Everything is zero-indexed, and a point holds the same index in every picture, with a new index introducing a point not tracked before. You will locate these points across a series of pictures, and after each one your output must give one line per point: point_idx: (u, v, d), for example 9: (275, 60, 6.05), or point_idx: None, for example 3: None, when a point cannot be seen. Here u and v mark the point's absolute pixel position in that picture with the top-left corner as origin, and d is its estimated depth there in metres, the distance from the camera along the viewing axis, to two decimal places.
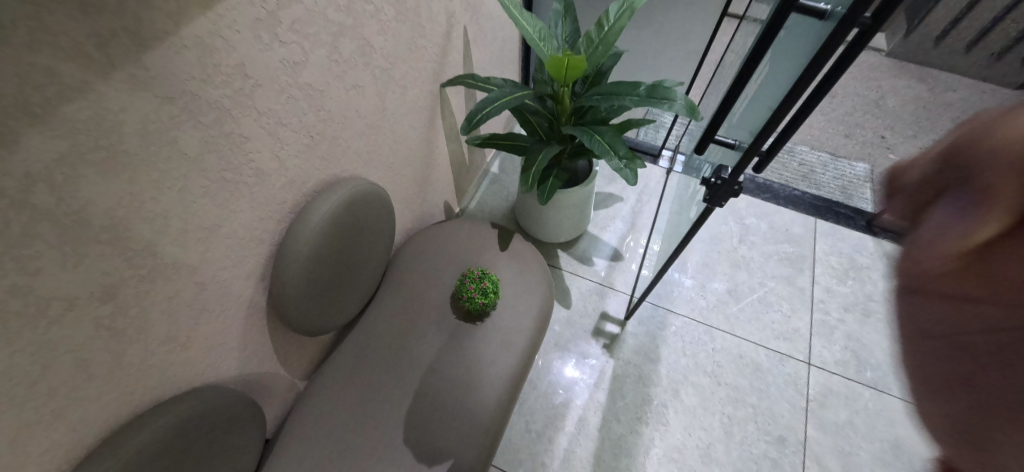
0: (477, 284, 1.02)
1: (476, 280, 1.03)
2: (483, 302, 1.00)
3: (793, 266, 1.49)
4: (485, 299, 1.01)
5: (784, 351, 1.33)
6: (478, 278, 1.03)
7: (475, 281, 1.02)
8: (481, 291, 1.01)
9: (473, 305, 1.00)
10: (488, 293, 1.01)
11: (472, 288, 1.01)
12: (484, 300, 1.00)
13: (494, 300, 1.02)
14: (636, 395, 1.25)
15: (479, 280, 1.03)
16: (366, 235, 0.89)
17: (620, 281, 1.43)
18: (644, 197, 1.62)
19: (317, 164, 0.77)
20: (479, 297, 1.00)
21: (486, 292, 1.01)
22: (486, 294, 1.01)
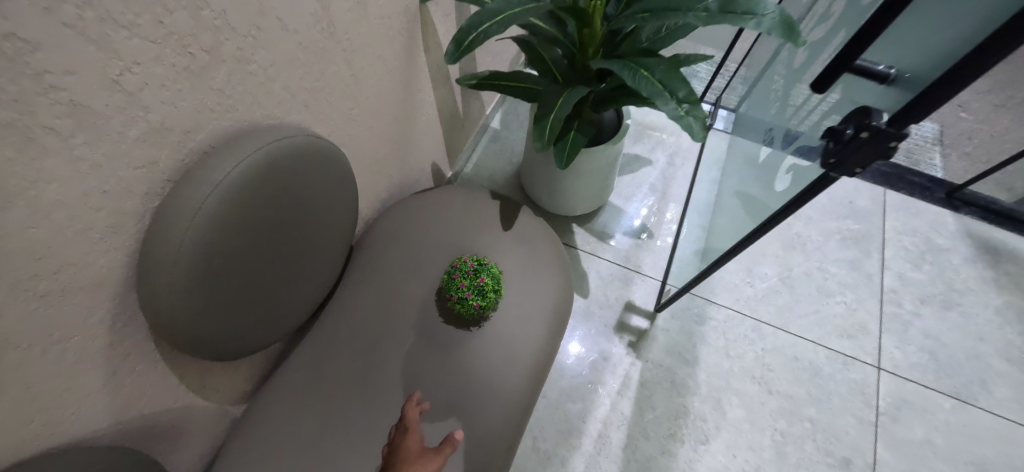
0: (473, 280, 0.74)
1: (470, 273, 0.75)
2: (480, 305, 0.74)
3: (858, 247, 1.22)
4: (483, 301, 0.74)
5: (849, 352, 1.09)
6: (473, 271, 0.76)
7: (469, 276, 0.75)
8: (477, 291, 0.74)
9: (466, 308, 0.74)
10: (486, 293, 0.74)
11: (464, 285, 0.74)
12: (481, 303, 0.73)
13: (494, 301, 0.76)
14: (669, 407, 1.01)
15: (475, 274, 0.75)
16: (309, 211, 0.61)
17: (648, 263, 1.17)
18: (677, 160, 1.33)
19: (214, 102, 0.48)
20: (474, 299, 0.73)
21: (484, 292, 0.74)
22: (484, 295, 0.74)
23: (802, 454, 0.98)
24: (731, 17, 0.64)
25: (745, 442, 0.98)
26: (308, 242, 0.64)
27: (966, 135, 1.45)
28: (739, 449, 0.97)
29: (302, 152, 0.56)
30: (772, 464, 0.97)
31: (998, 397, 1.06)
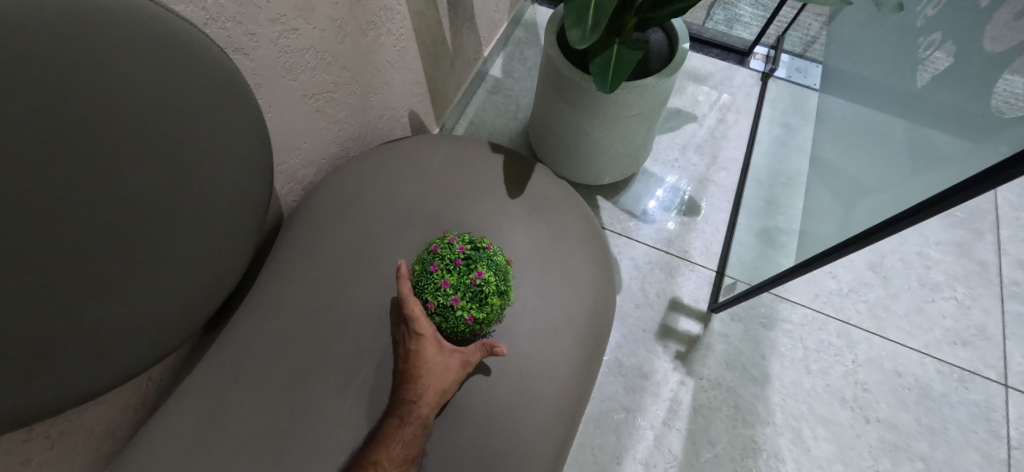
0: (463, 278, 0.44)
1: (460, 265, 0.45)
2: (477, 320, 0.44)
3: (966, 226, 0.94)
4: (480, 313, 0.44)
5: (965, 364, 0.82)
6: (464, 261, 0.45)
7: (458, 270, 0.44)
8: (471, 296, 0.44)
9: (453, 325, 0.45)
10: (486, 300, 0.44)
11: (450, 287, 0.44)
12: (478, 317, 0.44)
13: (499, 310, 0.46)
14: (734, 442, 0.74)
15: (468, 267, 0.45)
16: (100, 139, 0.32)
17: (697, 248, 0.89)
18: (728, 115, 1.04)
19: None
20: (466, 311, 0.44)
21: (483, 298, 0.44)
22: (482, 303, 0.44)
23: None
24: None
25: None
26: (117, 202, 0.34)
27: None
28: None
29: None
30: None
31: None
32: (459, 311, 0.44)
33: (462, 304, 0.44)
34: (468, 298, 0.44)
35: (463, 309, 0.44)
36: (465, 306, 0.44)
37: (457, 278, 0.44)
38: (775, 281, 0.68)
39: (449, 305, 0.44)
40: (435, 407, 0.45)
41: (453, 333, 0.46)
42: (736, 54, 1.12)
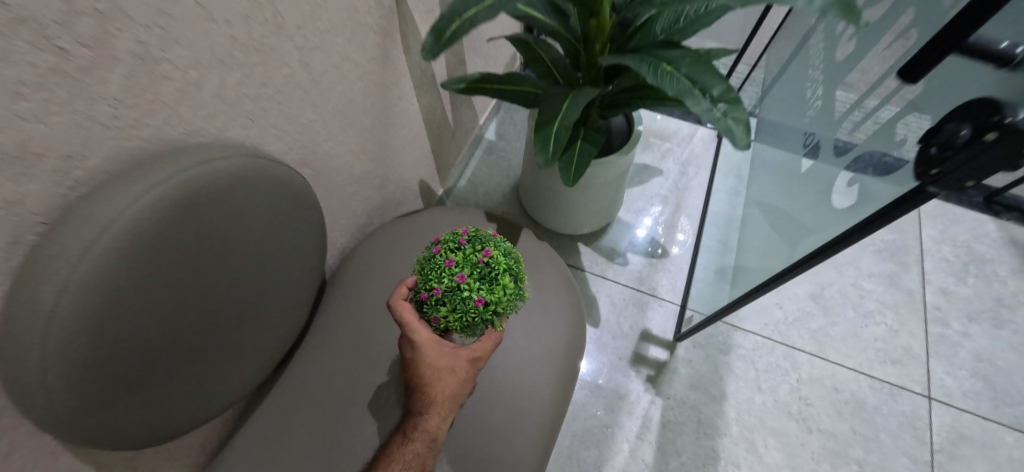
0: (469, 257, 0.43)
1: (464, 248, 0.44)
2: (486, 302, 0.42)
3: (895, 260, 1.10)
4: (490, 294, 0.42)
5: (894, 380, 0.96)
6: (469, 244, 0.45)
7: (467, 254, 0.44)
8: (477, 276, 0.42)
9: (462, 311, 0.41)
10: (496, 281, 0.43)
11: (453, 267, 0.42)
12: (488, 297, 0.42)
13: (510, 301, 0.44)
14: (697, 452, 0.88)
15: (474, 247, 0.44)
16: (245, 253, 0.48)
17: (665, 285, 1.05)
18: (690, 168, 1.21)
19: (109, 119, 0.35)
20: (476, 290, 0.41)
21: (490, 278, 0.43)
22: (492, 282, 0.42)
23: None
24: None
25: None
26: (248, 287, 0.50)
27: None
28: None
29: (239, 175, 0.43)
30: None
31: None
32: (466, 290, 0.41)
33: (467, 281, 0.42)
34: (473, 277, 0.42)
35: (470, 288, 0.41)
36: (470, 284, 0.42)
37: (461, 258, 0.43)
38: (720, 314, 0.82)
39: (453, 289, 0.42)
40: (451, 401, 0.49)
41: (460, 329, 0.43)
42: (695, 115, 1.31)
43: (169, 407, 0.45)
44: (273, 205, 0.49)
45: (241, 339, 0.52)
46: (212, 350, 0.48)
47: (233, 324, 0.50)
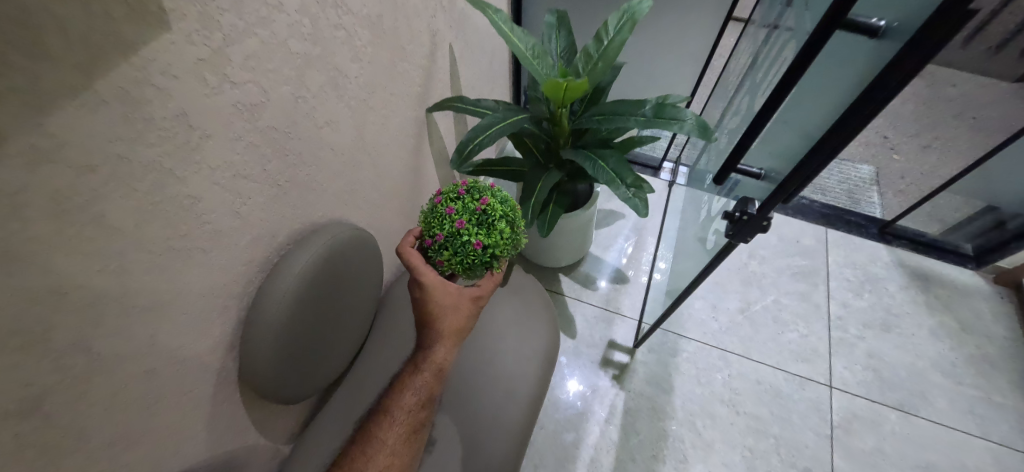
0: (468, 208, 0.60)
1: (465, 201, 0.61)
2: (484, 244, 0.58)
3: (807, 281, 1.41)
4: (487, 238, 0.59)
5: (804, 374, 1.25)
6: (468, 198, 0.61)
7: (466, 206, 0.60)
8: (474, 223, 0.59)
9: (467, 249, 0.58)
10: (490, 230, 0.59)
11: (455, 216, 0.59)
12: (484, 241, 0.58)
13: (503, 244, 0.60)
14: (652, 431, 1.17)
15: (472, 201, 0.61)
16: (351, 288, 0.79)
17: (627, 305, 1.36)
18: (647, 212, 1.54)
19: (289, 215, 0.67)
20: (476, 237, 0.58)
21: (485, 225, 0.60)
22: (487, 229, 0.59)
23: (769, 468, 1.12)
24: (661, 121, 0.87)
25: (719, 460, 1.13)
26: (350, 308, 0.81)
27: (898, 176, 1.74)
28: (715, 467, 1.12)
29: (352, 242, 0.76)
30: None
31: (938, 406, 1.22)
32: (466, 236, 0.58)
33: (467, 227, 0.58)
34: (471, 224, 0.59)
35: (470, 234, 0.58)
36: (470, 230, 0.58)
37: (462, 210, 0.60)
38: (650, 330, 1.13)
39: (457, 235, 0.59)
40: (456, 328, 0.64)
41: (463, 267, 0.60)
42: (651, 168, 1.65)
43: (308, 381, 0.76)
44: (366, 257, 0.81)
45: (342, 342, 0.83)
46: (330, 347, 0.79)
47: (341, 332, 0.81)
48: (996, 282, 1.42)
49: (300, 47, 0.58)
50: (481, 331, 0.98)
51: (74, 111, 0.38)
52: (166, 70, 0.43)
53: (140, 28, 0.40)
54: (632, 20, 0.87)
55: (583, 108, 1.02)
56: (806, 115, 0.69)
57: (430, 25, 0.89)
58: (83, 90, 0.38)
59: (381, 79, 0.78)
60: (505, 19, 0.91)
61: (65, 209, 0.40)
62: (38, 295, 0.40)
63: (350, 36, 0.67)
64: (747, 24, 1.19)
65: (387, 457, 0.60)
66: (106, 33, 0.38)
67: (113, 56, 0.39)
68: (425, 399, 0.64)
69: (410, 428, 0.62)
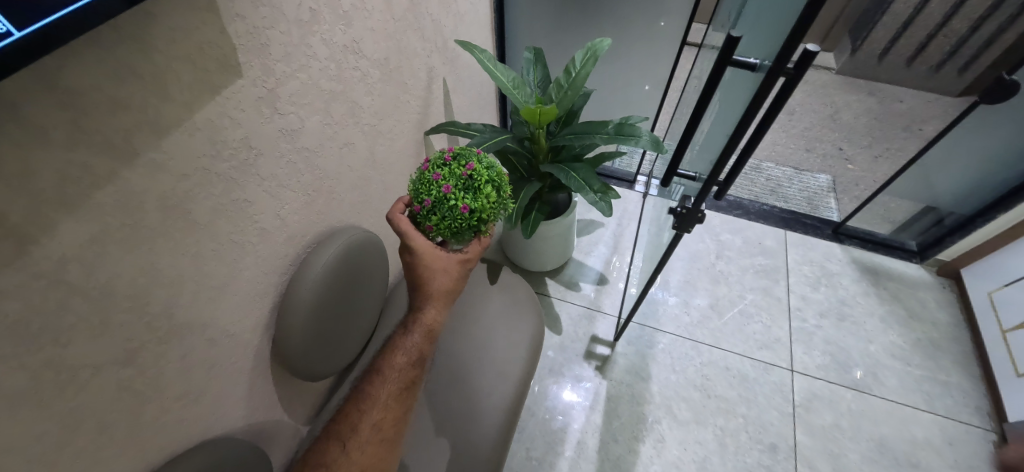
0: (454, 176, 0.71)
1: (451, 169, 0.72)
2: (469, 209, 0.70)
3: (769, 278, 1.59)
4: (471, 203, 0.71)
5: (768, 360, 1.40)
6: (455, 166, 0.73)
7: (452, 175, 0.72)
8: (461, 190, 0.71)
9: (453, 214, 0.70)
10: (474, 195, 0.71)
11: (444, 183, 0.71)
12: (469, 204, 0.70)
13: (485, 206, 0.72)
14: (632, 414, 1.30)
15: (457, 169, 0.72)
16: (365, 281, 0.94)
17: (607, 303, 1.51)
18: (624, 221, 1.71)
19: (314, 219, 0.83)
20: (461, 203, 0.70)
21: (470, 190, 0.71)
22: (471, 194, 0.71)
23: (738, 443, 1.25)
24: (622, 137, 1.05)
25: (693, 438, 1.26)
26: (363, 300, 0.95)
27: (852, 183, 1.91)
28: (688, 444, 1.25)
29: (365, 243, 0.91)
30: (715, 453, 1.24)
31: (888, 385, 1.35)
32: (453, 201, 0.70)
33: (454, 193, 0.70)
34: (458, 191, 0.71)
35: (456, 199, 0.70)
36: (457, 196, 0.70)
37: (449, 177, 0.72)
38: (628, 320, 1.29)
39: (445, 200, 0.70)
40: (444, 288, 0.80)
41: (450, 231, 0.72)
42: (627, 182, 1.83)
43: (329, 360, 0.89)
44: (377, 256, 0.96)
45: (356, 329, 0.96)
46: (347, 333, 0.92)
47: (355, 320, 0.95)
48: (939, 274, 1.57)
49: (327, 86, 0.76)
50: (474, 322, 1.13)
51: (181, 135, 0.54)
52: (237, 106, 0.60)
53: (225, 78, 0.57)
54: (594, 56, 1.05)
55: (558, 128, 1.19)
56: (716, 128, 0.86)
57: (427, 63, 1.06)
58: (185, 120, 0.54)
59: (388, 109, 0.96)
60: (489, 57, 1.09)
61: (168, 205, 0.55)
62: (144, 269, 0.54)
63: (364, 76, 0.85)
64: (699, 50, 1.37)
65: (385, 401, 0.77)
66: (204, 81, 0.55)
67: (203, 95, 0.55)
68: (418, 352, 0.80)
69: (405, 378, 0.79)
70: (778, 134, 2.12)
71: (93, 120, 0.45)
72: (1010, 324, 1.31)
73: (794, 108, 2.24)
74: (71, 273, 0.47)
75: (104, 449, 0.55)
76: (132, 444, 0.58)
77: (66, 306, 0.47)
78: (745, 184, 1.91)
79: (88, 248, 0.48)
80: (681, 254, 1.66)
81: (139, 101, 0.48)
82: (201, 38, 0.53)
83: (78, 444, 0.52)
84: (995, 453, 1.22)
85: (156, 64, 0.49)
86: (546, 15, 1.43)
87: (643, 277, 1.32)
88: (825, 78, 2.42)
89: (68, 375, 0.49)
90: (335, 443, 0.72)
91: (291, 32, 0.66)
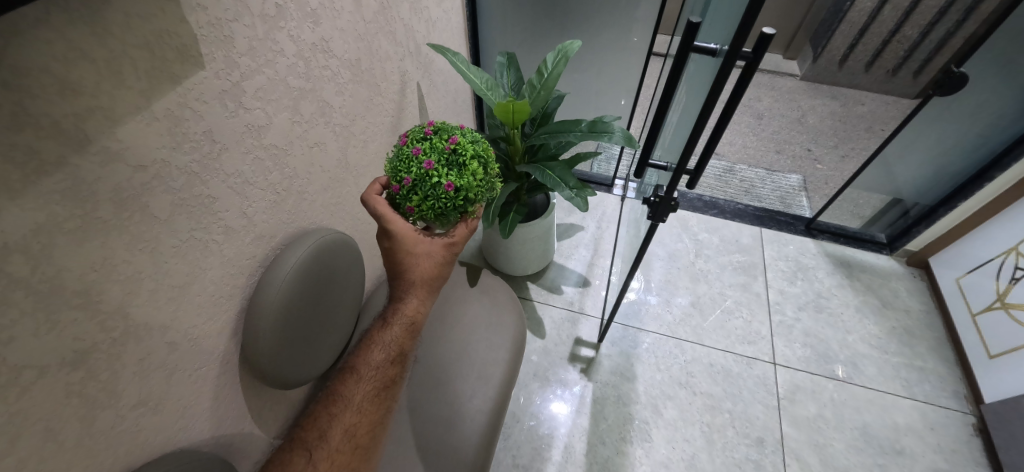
0: (436, 152, 0.72)
1: (432, 145, 0.73)
2: (454, 187, 0.70)
3: (747, 274, 1.61)
4: (456, 182, 0.70)
5: (750, 354, 1.41)
6: (437, 142, 0.74)
7: (435, 151, 0.72)
8: (443, 166, 0.71)
9: (439, 191, 0.70)
10: (459, 174, 0.71)
11: (425, 159, 0.71)
12: (453, 182, 0.70)
13: (469, 183, 0.72)
14: (618, 416, 1.28)
15: (438, 144, 0.73)
16: (340, 284, 0.92)
17: (590, 305, 1.51)
18: (603, 224, 1.72)
19: (284, 219, 0.81)
20: (447, 181, 0.70)
21: (452, 167, 0.72)
22: (456, 172, 0.71)
23: (725, 439, 1.24)
24: (595, 134, 1.06)
25: (680, 436, 1.25)
26: (337, 303, 0.93)
27: (821, 182, 1.97)
28: (676, 442, 1.24)
29: (339, 244, 0.89)
30: (703, 450, 1.23)
31: (867, 373, 1.37)
32: (436, 178, 0.70)
33: (437, 170, 0.70)
34: (440, 167, 0.71)
35: (439, 176, 0.70)
36: (440, 173, 0.70)
37: (430, 153, 0.72)
38: (610, 320, 1.28)
39: (427, 177, 0.70)
40: (428, 277, 0.80)
41: (436, 211, 0.72)
42: (605, 186, 1.86)
43: (302, 365, 0.85)
44: (351, 258, 0.94)
45: (330, 335, 0.93)
46: (321, 337, 0.89)
47: (330, 324, 0.92)
48: (909, 264, 1.62)
49: (295, 83, 0.75)
50: (454, 325, 1.11)
51: (138, 124, 0.52)
52: (199, 97, 0.59)
53: (186, 67, 0.56)
54: (564, 57, 1.06)
55: (533, 130, 1.21)
56: (685, 116, 0.89)
57: (400, 67, 1.07)
58: (142, 108, 0.52)
59: (360, 110, 0.95)
60: (462, 60, 1.10)
61: (124, 198, 0.53)
62: (97, 263, 0.52)
63: (335, 75, 0.84)
64: (668, 54, 1.41)
65: (360, 404, 0.76)
66: (163, 70, 0.54)
67: (162, 85, 0.54)
68: (398, 349, 0.80)
69: (383, 377, 0.79)
70: (748, 137, 2.19)
71: (38, 103, 0.44)
72: (978, 307, 1.34)
73: (763, 113, 2.31)
74: (13, 263, 0.44)
75: (48, 459, 0.51)
76: (82, 454, 0.54)
77: (8, 300, 0.45)
78: (720, 186, 1.95)
79: (33, 238, 0.46)
80: (661, 254, 1.67)
81: (90, 87, 0.47)
82: (159, 25, 0.52)
83: (21, 453, 0.48)
84: (976, 435, 1.24)
85: (110, 49, 0.48)
86: (518, 23, 1.46)
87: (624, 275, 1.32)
88: (790, 84, 2.50)
89: (10, 376, 0.46)
90: (300, 453, 0.70)
91: (256, 26, 0.65)
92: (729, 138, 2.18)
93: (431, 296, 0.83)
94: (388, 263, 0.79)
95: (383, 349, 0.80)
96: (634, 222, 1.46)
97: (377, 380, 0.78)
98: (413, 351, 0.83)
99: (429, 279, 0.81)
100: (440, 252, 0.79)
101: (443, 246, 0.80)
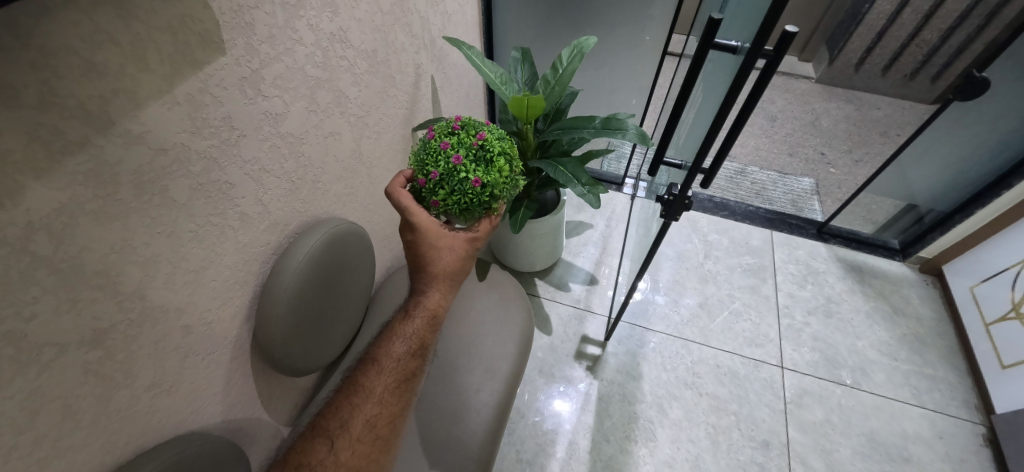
0: (464, 147, 0.73)
1: (460, 140, 0.74)
2: (481, 183, 0.70)
3: (756, 276, 1.60)
4: (483, 178, 0.71)
5: (757, 357, 1.40)
6: (464, 137, 0.74)
7: (461, 145, 0.73)
8: (471, 162, 0.71)
9: (466, 187, 0.70)
10: (487, 169, 0.71)
11: (453, 154, 0.72)
12: (481, 178, 0.70)
13: (495, 179, 0.72)
14: (623, 413, 1.28)
15: (467, 139, 0.74)
16: (351, 274, 0.92)
17: (597, 303, 1.50)
18: (612, 223, 1.72)
19: (298, 207, 0.81)
20: (476, 176, 0.70)
21: (480, 163, 0.72)
22: (482, 167, 0.71)
23: (731, 441, 1.24)
24: (609, 131, 1.04)
25: (685, 436, 1.25)
26: (347, 293, 0.93)
27: (834, 185, 1.95)
28: (681, 442, 1.24)
29: (350, 235, 0.89)
30: (708, 451, 1.22)
31: (875, 379, 1.35)
32: (464, 173, 0.70)
33: (465, 165, 0.71)
34: (468, 163, 0.71)
35: (468, 171, 0.71)
36: (467, 168, 0.71)
37: (458, 148, 0.73)
38: (617, 320, 1.28)
39: (455, 172, 0.71)
40: (450, 271, 0.80)
41: (462, 206, 0.72)
42: (615, 184, 1.86)
43: (312, 351, 0.86)
44: (362, 247, 0.94)
45: (339, 324, 0.93)
46: (330, 326, 0.90)
47: (340, 313, 0.92)
48: (922, 271, 1.60)
49: (312, 72, 0.75)
50: (463, 319, 1.11)
51: (160, 108, 0.53)
52: (219, 83, 0.59)
53: (208, 52, 0.56)
54: (580, 53, 1.05)
55: (546, 126, 1.21)
56: (701, 115, 0.88)
57: (415, 59, 1.07)
58: (163, 92, 0.53)
59: (374, 101, 0.95)
60: (476, 54, 1.09)
61: (144, 180, 0.53)
62: (118, 244, 0.52)
63: (351, 65, 0.84)
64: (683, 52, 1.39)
65: (380, 395, 0.76)
66: (185, 55, 0.54)
67: (184, 69, 0.54)
68: (418, 342, 0.80)
69: (403, 369, 0.79)
70: (760, 139, 2.17)
71: (64, 84, 0.44)
72: (993, 317, 1.33)
73: (776, 115, 2.29)
74: (36, 242, 0.45)
75: (65, 435, 0.52)
76: (98, 433, 0.55)
77: (30, 277, 0.45)
78: (730, 187, 1.94)
79: (56, 218, 0.46)
80: (669, 254, 1.67)
81: (115, 69, 0.48)
82: (182, 10, 0.52)
83: (38, 429, 0.49)
84: (985, 446, 1.23)
85: (134, 33, 0.49)
86: (532, 18, 1.45)
87: (633, 275, 1.32)
88: (805, 87, 2.47)
89: (30, 353, 0.47)
90: (322, 441, 0.70)
91: (276, 14, 0.65)
92: (741, 139, 2.16)
93: (452, 288, 0.83)
94: (411, 256, 0.80)
95: (404, 342, 0.80)
96: (644, 220, 1.45)
97: (396, 373, 0.78)
98: (432, 345, 0.83)
99: (451, 271, 0.81)
100: (463, 246, 0.80)
101: (466, 239, 0.80)
